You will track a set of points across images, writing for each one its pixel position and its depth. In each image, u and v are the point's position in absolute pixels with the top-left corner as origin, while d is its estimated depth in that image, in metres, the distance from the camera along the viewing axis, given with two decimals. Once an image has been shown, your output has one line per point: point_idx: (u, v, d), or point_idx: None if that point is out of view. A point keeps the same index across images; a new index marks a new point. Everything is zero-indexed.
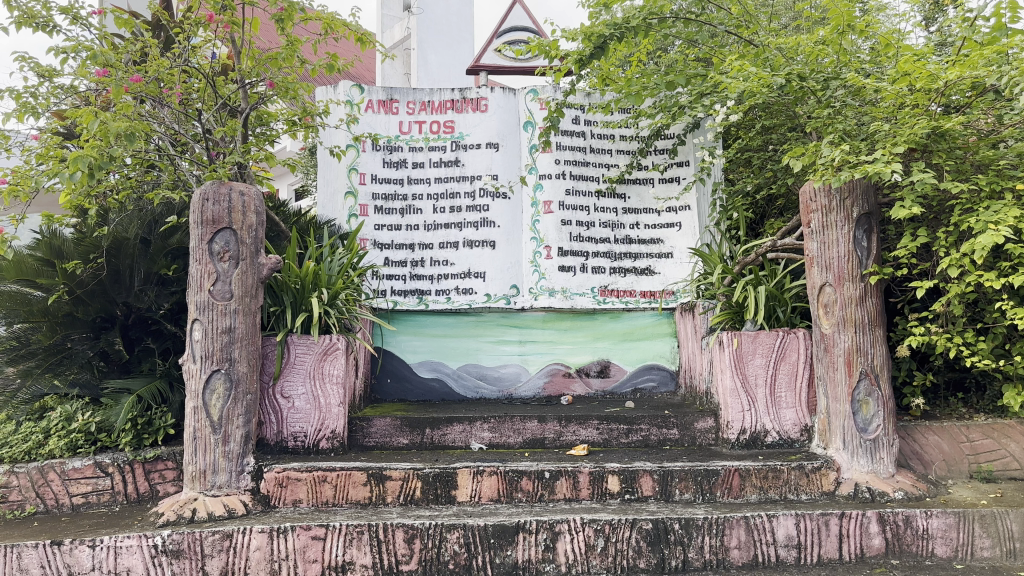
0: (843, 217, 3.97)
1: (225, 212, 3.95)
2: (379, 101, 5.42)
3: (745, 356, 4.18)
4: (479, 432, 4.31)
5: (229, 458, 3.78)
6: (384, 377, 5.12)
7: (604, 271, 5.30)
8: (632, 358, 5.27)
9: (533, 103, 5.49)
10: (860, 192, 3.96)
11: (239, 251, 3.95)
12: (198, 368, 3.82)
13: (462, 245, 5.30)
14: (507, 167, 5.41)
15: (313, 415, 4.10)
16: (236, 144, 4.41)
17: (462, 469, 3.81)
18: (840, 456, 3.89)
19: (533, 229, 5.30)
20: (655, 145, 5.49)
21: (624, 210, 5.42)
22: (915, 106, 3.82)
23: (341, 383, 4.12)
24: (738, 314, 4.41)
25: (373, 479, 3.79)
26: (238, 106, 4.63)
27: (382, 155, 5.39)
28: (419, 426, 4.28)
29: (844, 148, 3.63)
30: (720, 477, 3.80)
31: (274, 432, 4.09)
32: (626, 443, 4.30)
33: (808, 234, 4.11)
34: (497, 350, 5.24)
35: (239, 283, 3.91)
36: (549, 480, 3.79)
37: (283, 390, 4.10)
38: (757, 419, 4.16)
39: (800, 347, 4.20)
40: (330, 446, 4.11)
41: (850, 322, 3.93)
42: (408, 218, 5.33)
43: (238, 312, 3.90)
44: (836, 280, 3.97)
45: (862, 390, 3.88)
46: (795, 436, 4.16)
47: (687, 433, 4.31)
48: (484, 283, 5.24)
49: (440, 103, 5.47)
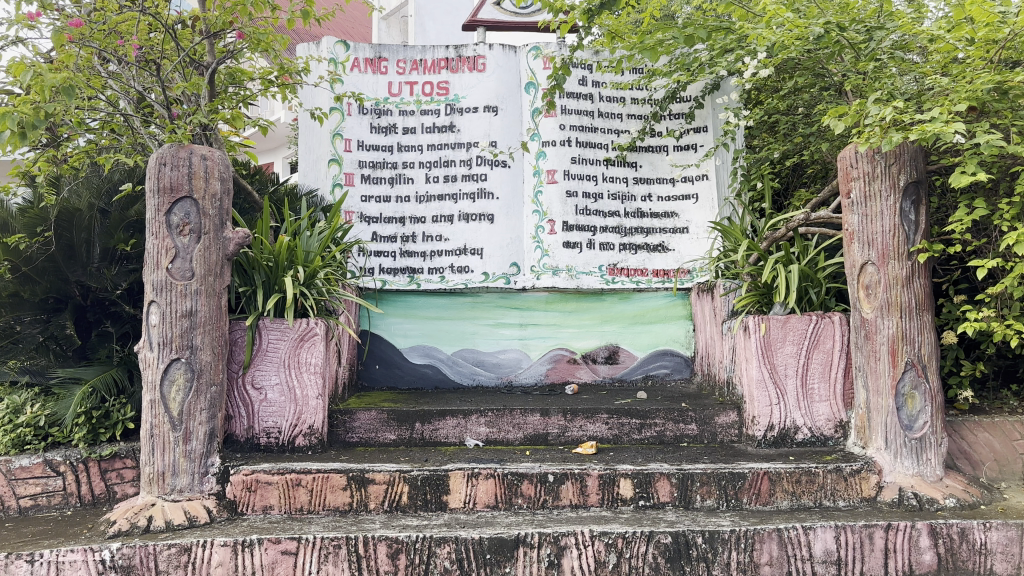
0: (889, 186, 3.48)
1: (185, 178, 3.47)
2: (366, 60, 4.93)
3: (773, 344, 3.72)
4: (475, 427, 3.86)
5: (191, 458, 3.35)
6: (372, 364, 4.69)
7: (612, 248, 4.83)
8: (643, 343, 4.81)
9: (536, 61, 4.98)
10: (908, 157, 3.48)
11: (201, 224, 3.47)
12: (156, 357, 3.38)
13: (457, 218, 4.83)
14: (507, 132, 4.91)
15: (289, 408, 3.64)
16: (200, 104, 3.90)
17: (454, 472, 3.34)
18: (882, 457, 3.45)
19: (536, 201, 4.82)
20: (671, 109, 4.99)
21: (635, 180, 4.94)
22: (976, 57, 3.30)
23: (320, 372, 3.67)
24: (766, 296, 3.94)
25: (353, 482, 3.33)
26: (202, 61, 4.11)
27: (369, 119, 4.90)
28: (409, 421, 3.83)
29: (896, 105, 3.14)
30: (747, 481, 3.36)
31: (244, 428, 3.64)
32: (639, 440, 3.86)
33: (848, 206, 3.62)
34: (496, 334, 4.79)
35: (200, 260, 3.44)
36: (553, 485, 3.34)
37: (254, 380, 3.64)
38: (786, 414, 3.71)
39: (836, 334, 3.73)
40: (308, 444, 3.66)
41: (896, 305, 3.46)
42: (398, 188, 4.86)
43: (200, 293, 3.43)
44: (879, 258, 3.50)
45: (908, 383, 3.43)
46: (829, 432, 3.71)
47: (707, 428, 3.85)
48: (481, 261, 4.77)
49: (433, 62, 4.97)
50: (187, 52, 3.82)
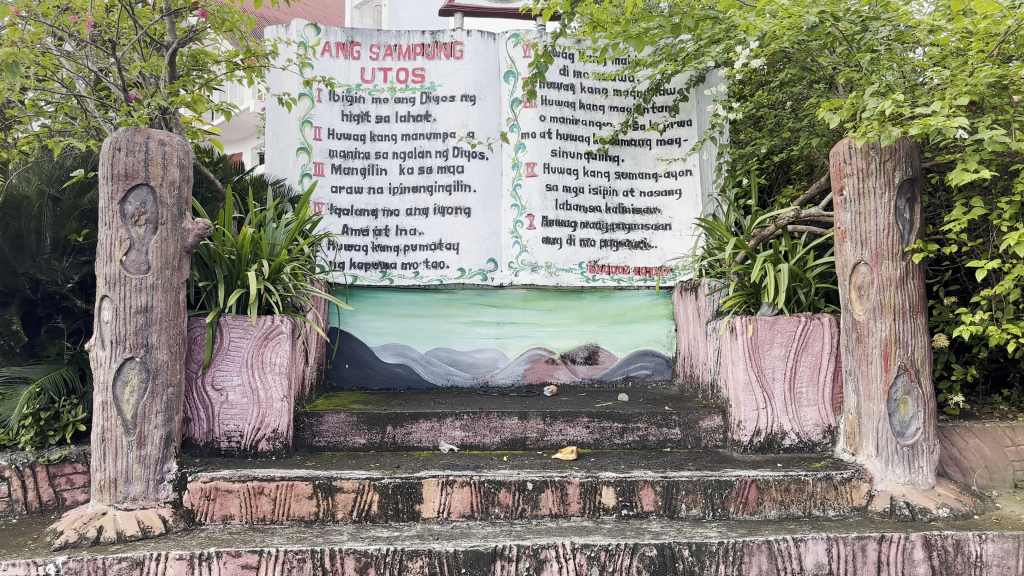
0: (883, 182, 3.36)
1: (141, 164, 3.24)
2: (338, 44, 4.71)
3: (760, 346, 3.58)
4: (450, 431, 3.67)
5: (145, 464, 3.14)
6: (341, 363, 4.49)
7: (593, 244, 4.66)
8: (624, 343, 4.66)
9: (515, 49, 4.80)
10: (903, 153, 3.35)
11: (158, 214, 3.25)
12: (108, 356, 3.17)
13: (432, 211, 4.63)
14: (485, 122, 4.73)
15: (251, 411, 3.44)
16: (159, 87, 3.66)
17: (428, 479, 3.15)
18: (872, 465, 3.32)
19: (514, 195, 4.65)
20: (654, 102, 4.83)
21: (616, 175, 4.77)
22: (976, 50, 3.18)
23: (285, 373, 3.47)
24: (754, 296, 3.78)
25: (320, 491, 3.13)
26: (163, 41, 3.86)
27: (341, 106, 4.69)
28: (380, 424, 3.63)
29: (896, 98, 2.99)
30: (734, 489, 3.22)
31: (203, 431, 3.44)
32: (620, 445, 3.69)
33: (839, 203, 3.49)
34: (472, 332, 4.61)
35: (157, 252, 3.22)
36: (532, 493, 3.17)
37: (215, 380, 3.43)
38: (774, 419, 3.57)
39: (825, 336, 3.59)
40: (271, 449, 3.46)
41: (888, 307, 3.33)
42: (371, 179, 4.65)
43: (157, 288, 3.21)
44: (872, 258, 3.37)
45: (900, 388, 3.31)
46: (817, 438, 3.58)
47: (691, 433, 3.70)
48: (457, 256, 4.59)
49: (408, 48, 4.76)
50: (146, 30, 3.58)
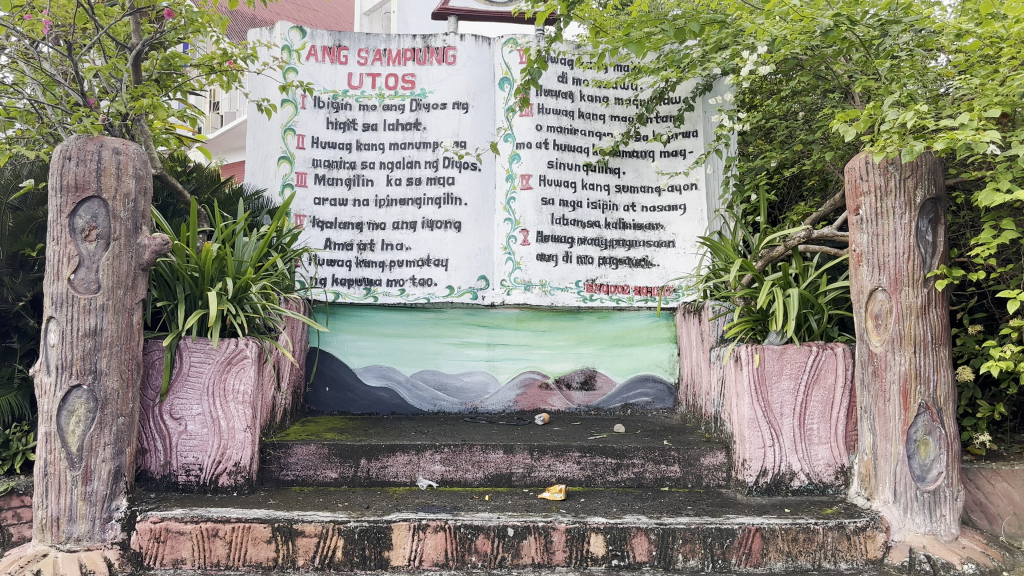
0: (903, 202, 3.06)
1: (93, 175, 3.00)
2: (324, 48, 4.46)
3: (768, 378, 3.28)
4: (429, 465, 3.38)
5: (91, 501, 2.88)
6: (321, 386, 4.24)
7: (591, 262, 4.38)
8: (623, 368, 4.36)
9: (511, 55, 4.53)
10: (926, 170, 3.05)
11: (111, 228, 2.99)
12: (53, 383, 2.91)
13: (420, 225, 4.36)
14: (478, 131, 4.45)
15: (211, 442, 3.18)
16: (119, 91, 3.41)
17: (398, 523, 2.87)
18: (889, 512, 3.01)
19: (508, 208, 4.37)
20: (658, 111, 4.55)
21: (617, 188, 4.49)
22: (1010, 57, 2.87)
23: (249, 402, 3.21)
24: (762, 323, 3.50)
25: (279, 534, 2.86)
26: (128, 43, 3.61)
27: (326, 113, 4.44)
28: (353, 457, 3.35)
29: (918, 108, 2.69)
30: (736, 539, 2.92)
31: (160, 464, 3.18)
32: (614, 483, 3.39)
33: (855, 224, 3.19)
34: (460, 354, 4.33)
35: (108, 270, 2.96)
36: (512, 540, 2.88)
37: (173, 409, 3.18)
38: (782, 458, 3.26)
39: (838, 368, 3.29)
40: (233, 483, 3.19)
41: (909, 339, 3.02)
42: (356, 190, 4.39)
43: (107, 309, 2.95)
44: (891, 284, 3.06)
45: (920, 428, 3.01)
46: (829, 480, 3.27)
47: (691, 471, 3.39)
48: (446, 273, 4.31)
49: (398, 52, 4.50)
50: (104, 31, 3.33)
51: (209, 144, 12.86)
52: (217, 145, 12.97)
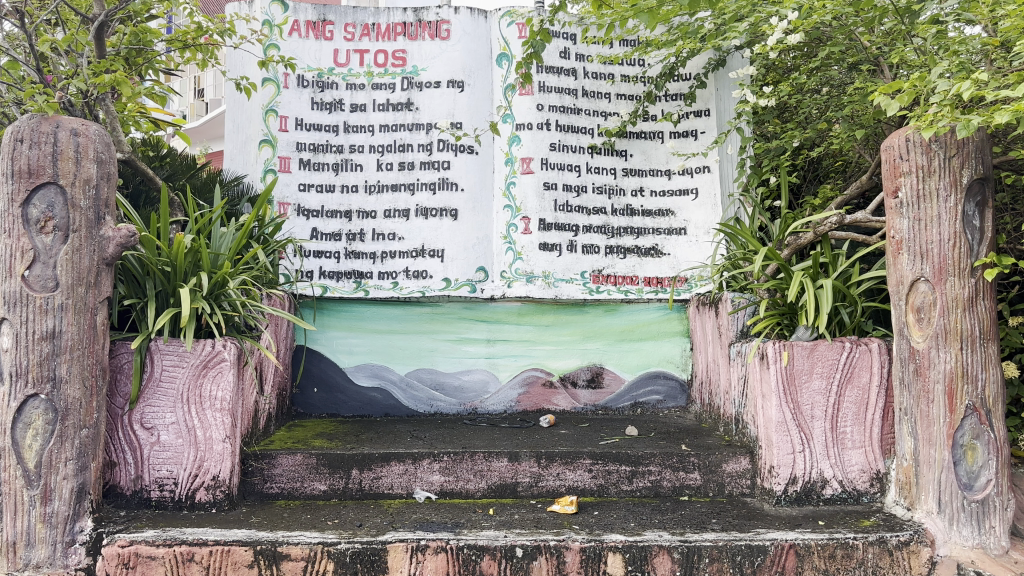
0: (948, 182, 2.77)
1: (49, 158, 2.68)
2: (308, 23, 4.14)
3: (797, 378, 3.00)
4: (427, 476, 3.09)
5: (52, 524, 2.58)
6: (310, 387, 3.94)
7: (597, 251, 4.09)
8: (631, 364, 4.08)
9: (509, 29, 4.21)
10: (973, 148, 2.77)
11: (69, 219, 2.67)
12: (7, 392, 2.61)
13: (413, 213, 4.06)
14: (475, 112, 4.14)
15: (187, 454, 2.89)
16: (80, 67, 3.09)
17: (395, 545, 2.59)
18: (933, 524, 2.74)
19: (507, 194, 4.08)
20: (667, 89, 4.25)
21: (624, 172, 4.19)
22: None
23: (228, 409, 2.91)
24: (788, 316, 3.23)
25: (262, 558, 2.57)
26: (90, 14, 3.28)
27: (311, 93, 4.12)
28: (343, 467, 3.06)
29: (976, 77, 2.39)
30: (768, 556, 2.64)
31: (131, 478, 2.89)
32: (629, 492, 3.11)
33: (893, 208, 2.91)
34: (458, 351, 4.04)
35: (67, 266, 2.65)
36: (522, 561, 2.60)
37: (144, 418, 2.89)
38: (812, 464, 2.99)
39: (873, 366, 3.03)
40: (211, 499, 2.90)
41: (955, 334, 2.74)
42: (344, 176, 4.08)
43: (67, 309, 2.64)
44: (935, 274, 2.78)
45: (967, 432, 2.73)
46: (863, 487, 3.00)
47: (713, 479, 3.12)
48: (441, 264, 4.01)
49: (388, 27, 4.18)
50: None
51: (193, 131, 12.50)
52: (203, 132, 12.61)
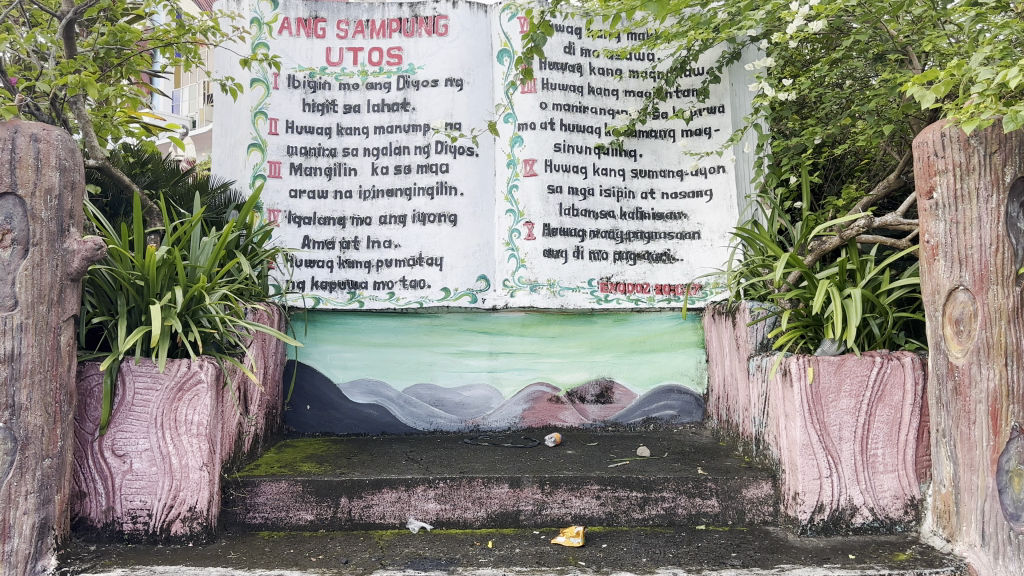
0: (989, 181, 2.52)
1: (6, 166, 2.47)
2: (299, 20, 3.93)
3: (824, 396, 2.76)
4: (421, 504, 2.86)
5: (10, 563, 2.37)
6: (302, 404, 3.73)
7: (605, 258, 3.85)
8: (643, 378, 3.84)
9: (511, 24, 3.98)
10: (1017, 143, 2.51)
11: (29, 231, 2.46)
12: None
13: (410, 219, 3.84)
14: (475, 111, 3.92)
15: (162, 483, 2.68)
16: (47, 67, 2.88)
17: None
18: (977, 558, 2.48)
19: (510, 198, 3.85)
20: (678, 85, 4.01)
21: (633, 173, 3.95)
22: None
23: (205, 435, 2.69)
24: (813, 329, 2.99)
25: None
26: (60, 10, 3.07)
27: (302, 94, 3.91)
28: (331, 495, 2.84)
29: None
30: None
31: (102, 510, 2.68)
32: (641, 521, 2.88)
33: (927, 210, 2.65)
34: (459, 365, 3.81)
35: (27, 282, 2.44)
36: None
37: (115, 445, 2.68)
38: (841, 491, 2.74)
39: (906, 383, 2.77)
40: (189, 532, 2.68)
41: (998, 348, 2.48)
42: (337, 180, 3.86)
43: (27, 329, 2.43)
44: (975, 283, 2.52)
45: (1013, 456, 2.44)
46: (896, 515, 2.75)
47: (731, 506, 2.87)
48: (440, 273, 3.78)
49: (382, 23, 3.95)
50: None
51: (199, 137, 12.37)
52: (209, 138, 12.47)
